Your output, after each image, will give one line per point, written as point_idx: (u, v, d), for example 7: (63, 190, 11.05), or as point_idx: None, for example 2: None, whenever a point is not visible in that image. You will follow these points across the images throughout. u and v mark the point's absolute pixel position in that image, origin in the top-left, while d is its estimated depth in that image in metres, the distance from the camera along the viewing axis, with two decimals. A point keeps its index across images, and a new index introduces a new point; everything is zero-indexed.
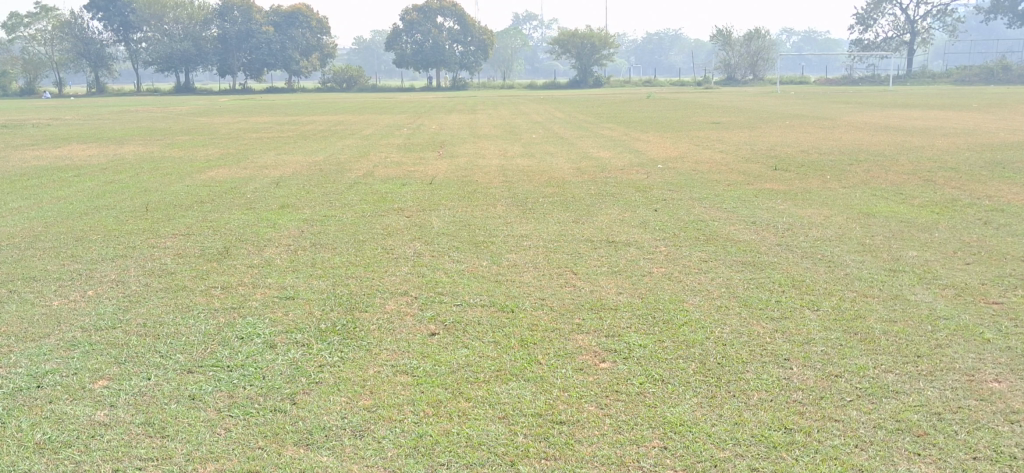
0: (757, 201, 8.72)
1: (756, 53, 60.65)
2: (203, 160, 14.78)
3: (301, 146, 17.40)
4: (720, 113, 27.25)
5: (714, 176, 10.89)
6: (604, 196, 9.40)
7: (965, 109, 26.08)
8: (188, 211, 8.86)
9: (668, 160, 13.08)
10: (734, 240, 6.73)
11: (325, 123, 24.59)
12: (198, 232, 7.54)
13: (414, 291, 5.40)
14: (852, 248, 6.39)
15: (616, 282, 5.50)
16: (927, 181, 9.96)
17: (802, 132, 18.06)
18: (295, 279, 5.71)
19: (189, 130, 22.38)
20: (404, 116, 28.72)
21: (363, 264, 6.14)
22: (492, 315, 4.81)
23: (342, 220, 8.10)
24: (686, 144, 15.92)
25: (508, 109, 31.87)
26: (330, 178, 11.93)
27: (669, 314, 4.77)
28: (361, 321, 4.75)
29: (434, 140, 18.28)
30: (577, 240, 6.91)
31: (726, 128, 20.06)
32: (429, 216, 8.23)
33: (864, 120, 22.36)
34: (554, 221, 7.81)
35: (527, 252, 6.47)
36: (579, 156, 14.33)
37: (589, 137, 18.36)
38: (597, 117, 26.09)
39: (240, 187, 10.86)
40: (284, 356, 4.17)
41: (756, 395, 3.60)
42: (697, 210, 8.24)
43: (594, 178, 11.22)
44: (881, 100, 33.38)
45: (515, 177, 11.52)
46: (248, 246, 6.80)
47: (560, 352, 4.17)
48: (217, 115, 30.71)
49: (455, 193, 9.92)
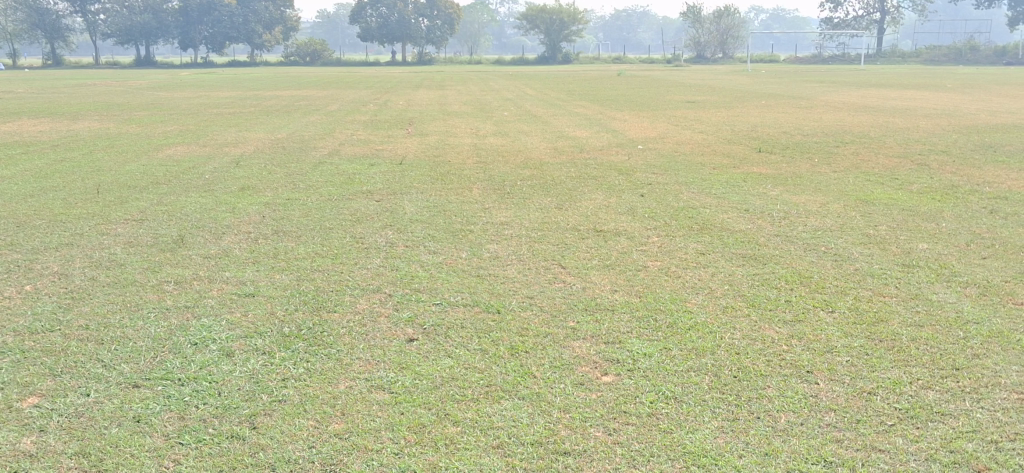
0: (748, 187, 8.30)
1: (725, 30, 60.57)
2: (159, 137, 14.12)
3: (263, 122, 16.76)
4: (692, 91, 26.95)
5: (698, 158, 10.51)
6: (585, 179, 8.96)
7: (941, 90, 25.98)
8: (141, 193, 8.30)
9: (647, 141, 12.65)
10: (730, 230, 6.30)
11: (288, 99, 23.87)
12: (150, 217, 6.99)
13: (388, 287, 4.91)
14: (857, 239, 5.99)
15: (608, 279, 5.04)
16: (920, 166, 9.64)
17: (779, 113, 17.72)
18: (255, 273, 5.20)
19: (147, 105, 21.61)
20: (370, 91, 28.14)
21: (331, 255, 5.64)
22: (476, 316, 4.33)
23: (307, 204, 7.58)
24: (664, 124, 15.51)
25: (477, 86, 31.36)
26: (295, 156, 11.39)
27: (672, 316, 4.32)
28: (330, 323, 4.25)
29: (402, 117, 17.72)
30: (562, 228, 6.45)
31: (701, 107, 19.69)
32: (401, 200, 7.74)
33: (839, 99, 22.11)
34: (535, 207, 7.35)
35: (509, 242, 6.01)
36: (554, 135, 13.88)
37: (563, 115, 17.90)
38: (569, 94, 25.63)
39: (199, 167, 10.27)
40: (243, 367, 3.67)
41: (784, 417, 3.15)
42: (685, 196, 7.81)
43: (573, 159, 10.76)
44: (852, 80, 33.29)
45: (490, 157, 11.06)
46: (205, 234, 6.27)
47: (555, 363, 3.71)
48: (177, 88, 29.99)
49: (427, 175, 9.42)
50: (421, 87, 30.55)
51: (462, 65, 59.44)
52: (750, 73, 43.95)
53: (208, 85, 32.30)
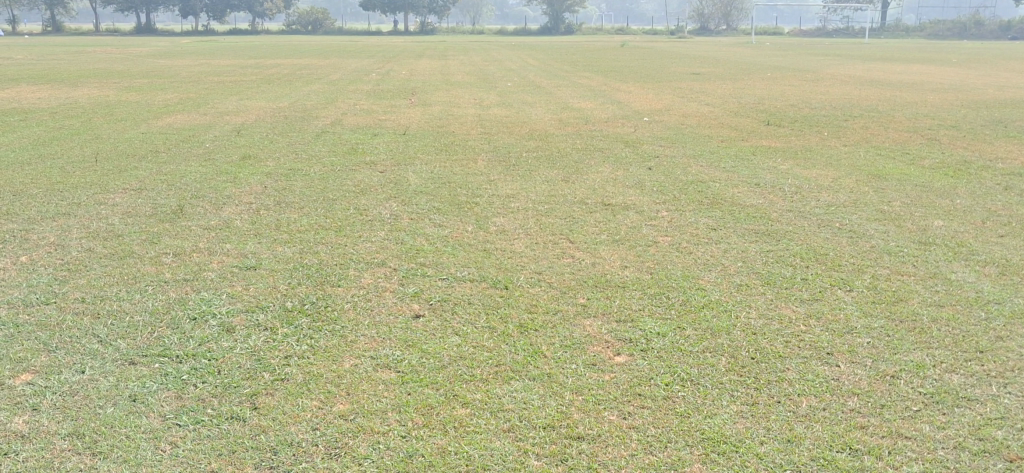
0: (757, 161, 8.16)
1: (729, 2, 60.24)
2: (160, 105, 13.96)
3: (265, 91, 16.61)
4: (697, 63, 26.74)
5: (705, 131, 10.37)
6: (592, 151, 8.82)
7: (947, 64, 25.78)
8: (140, 162, 8.16)
9: (653, 113, 12.49)
10: (741, 206, 6.17)
11: (289, 67, 23.67)
12: (150, 187, 6.85)
13: (393, 261, 4.78)
14: (871, 215, 5.86)
15: (618, 254, 4.92)
16: (930, 141, 9.50)
17: (785, 86, 17.54)
18: (257, 245, 5.07)
19: (147, 72, 21.42)
20: (372, 60, 27.93)
21: (334, 227, 5.51)
22: (483, 292, 4.21)
23: (310, 175, 7.44)
24: (669, 95, 15.34)
25: (480, 56, 31.13)
26: (296, 126, 11.24)
27: (685, 294, 4.20)
28: (333, 298, 4.13)
29: (405, 87, 17.54)
30: (569, 201, 6.32)
31: (706, 79, 19.51)
32: (404, 171, 7.60)
33: (845, 73, 21.91)
34: (541, 179, 7.21)
35: (516, 215, 5.88)
36: (559, 106, 13.72)
37: (567, 86, 17.72)
38: (572, 65, 25.44)
39: (199, 136, 10.13)
40: (243, 344, 3.55)
41: (806, 401, 3.03)
42: (694, 169, 7.67)
43: (579, 131, 10.62)
44: (858, 54, 33.08)
45: (494, 128, 10.91)
46: (205, 204, 6.14)
47: (566, 342, 3.59)
48: (177, 56, 29.85)
49: (431, 145, 9.27)
50: (423, 56, 30.34)
51: (464, 35, 59.10)
52: (753, 47, 43.69)
53: (209, 52, 32.08)
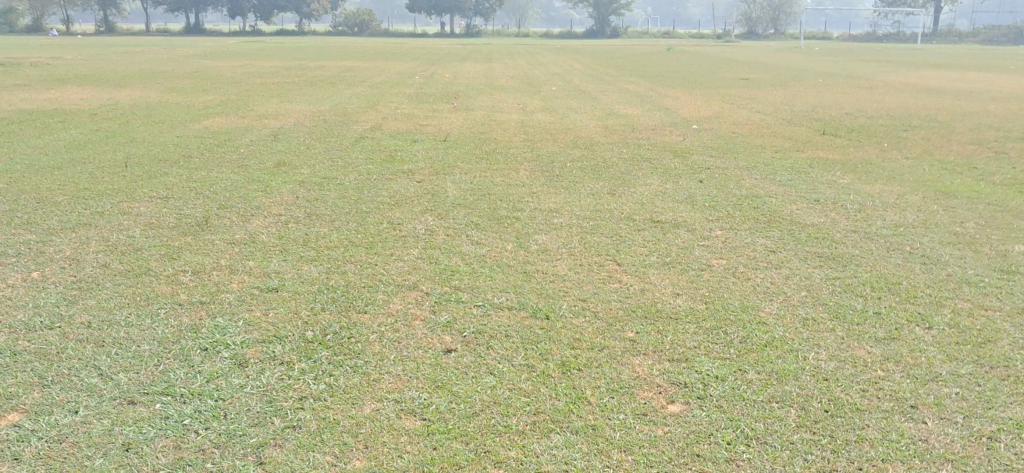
0: (816, 174, 7.72)
1: (778, 6, 59.40)
2: (200, 107, 13.80)
3: (306, 93, 16.40)
4: (745, 68, 26.21)
5: (758, 140, 9.93)
6: (639, 161, 8.43)
7: (1007, 71, 24.93)
8: (171, 167, 7.90)
9: (702, 121, 12.07)
10: (801, 224, 5.74)
11: (333, 69, 23.53)
12: (177, 195, 6.58)
13: (425, 284, 4.43)
14: (944, 238, 5.41)
15: (669, 280, 4.52)
16: (999, 154, 8.98)
17: (839, 93, 17.00)
18: (282, 263, 4.74)
19: (192, 73, 21.40)
20: (415, 62, 27.72)
21: (366, 244, 5.18)
22: (522, 323, 3.85)
23: (344, 184, 7.13)
24: (719, 102, 14.89)
25: (524, 58, 30.84)
26: (334, 130, 10.97)
27: (746, 328, 3.80)
28: (357, 327, 3.78)
29: (448, 91, 17.26)
30: (616, 217, 5.93)
31: (756, 85, 19.02)
32: (443, 181, 7.27)
33: (900, 79, 21.27)
34: (586, 192, 6.83)
35: (559, 233, 5.51)
36: (605, 112, 13.33)
37: (613, 91, 17.34)
38: (618, 69, 24.97)
39: (235, 140, 9.89)
40: (255, 382, 3.22)
41: (890, 469, 2.63)
42: (748, 182, 7.25)
43: (626, 139, 10.23)
44: (913, 59, 32.31)
45: (538, 135, 10.55)
46: (232, 216, 5.83)
47: (613, 386, 3.21)
48: (222, 56, 29.96)
49: (472, 153, 8.94)
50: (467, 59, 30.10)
51: (508, 37, 58.87)
52: (803, 50, 42.87)
53: (255, 54, 32.13)
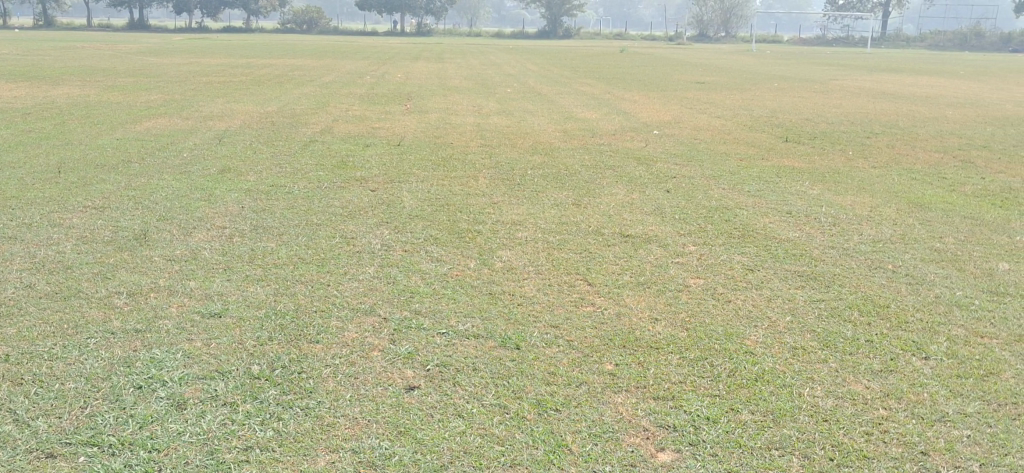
0: (784, 185, 7.51)
1: (729, 9, 59.78)
2: (141, 107, 13.27)
3: (253, 93, 15.92)
4: (699, 71, 26.16)
5: (721, 148, 9.75)
6: (601, 169, 8.18)
7: (957, 77, 25.23)
8: (108, 174, 7.45)
9: (662, 126, 11.87)
10: (777, 239, 5.52)
11: (281, 68, 23.00)
12: (113, 205, 6.17)
13: (383, 308, 4.08)
14: (926, 255, 5.22)
15: (646, 303, 4.23)
16: (965, 163, 8.90)
17: (796, 97, 16.95)
18: (226, 284, 4.36)
19: (135, 70, 20.78)
20: (365, 61, 27.25)
21: (319, 261, 4.82)
22: (491, 354, 3.52)
23: (293, 192, 6.75)
24: (677, 106, 14.73)
25: (477, 59, 30.56)
26: (283, 133, 10.55)
27: (733, 359, 3.51)
28: (309, 360, 3.42)
29: (400, 91, 16.88)
30: (583, 231, 5.65)
31: (712, 89, 18.93)
32: (399, 190, 6.93)
33: (854, 84, 21.34)
34: (550, 203, 6.54)
35: (525, 248, 5.20)
36: (563, 116, 13.08)
37: (569, 93, 17.10)
38: (572, 71, 24.75)
39: (177, 143, 9.44)
40: (194, 428, 2.85)
41: None
42: (716, 193, 7.02)
43: (586, 144, 9.97)
44: (864, 64, 32.63)
45: (495, 140, 10.25)
46: (172, 229, 5.43)
47: (595, 430, 2.91)
48: (166, 53, 29.20)
49: (428, 159, 8.61)
50: (418, 58, 29.65)
51: (459, 37, 58.52)
52: (755, 53, 43.13)
53: (201, 51, 31.42)
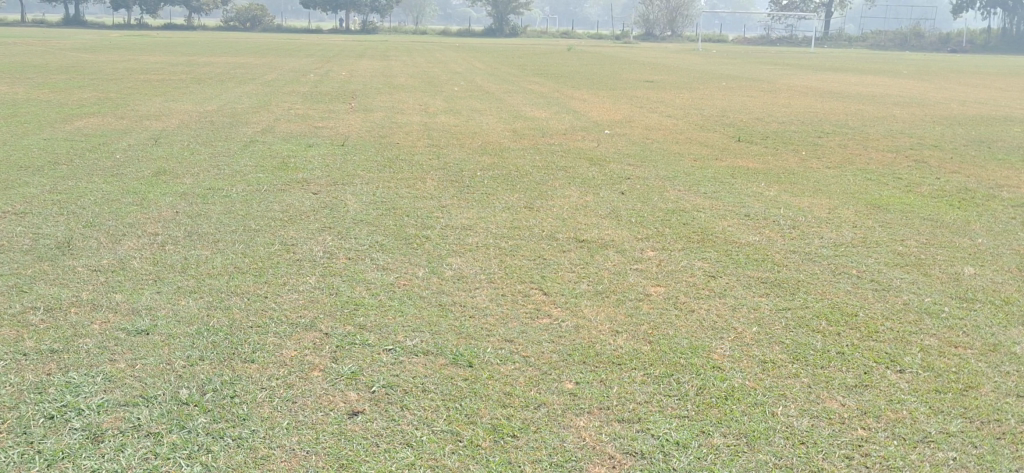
0: (740, 187, 7.36)
1: (675, 8, 60.16)
2: (74, 105, 12.80)
3: (192, 91, 15.48)
4: (647, 70, 26.15)
5: (674, 148, 9.62)
6: (553, 169, 7.98)
7: (900, 77, 25.55)
8: (33, 177, 7.07)
9: (613, 125, 11.73)
10: (736, 244, 5.35)
11: (222, 66, 22.51)
12: (37, 211, 5.81)
13: (324, 322, 3.80)
14: (890, 259, 5.08)
15: (605, 314, 4.00)
16: (917, 162, 8.87)
17: (745, 97, 16.92)
18: (155, 297, 4.05)
19: (69, 67, 20.17)
20: (309, 59, 26.79)
21: (256, 270, 4.52)
22: (441, 374, 3.26)
23: (231, 196, 6.43)
24: (627, 106, 14.60)
25: (423, 57, 30.27)
26: (222, 133, 10.20)
27: (701, 376, 3.29)
28: (243, 381, 3.14)
29: (345, 89, 16.53)
30: (536, 236, 5.42)
31: (660, 88, 18.85)
32: (344, 192, 6.65)
33: (801, 83, 21.45)
34: (500, 206, 6.30)
35: (476, 254, 4.95)
36: (512, 114, 12.87)
37: (517, 92, 16.89)
38: (520, 69, 24.57)
39: (110, 144, 9.04)
40: (111, 465, 2.56)
41: None
42: (671, 195, 6.86)
43: (536, 144, 9.77)
44: (809, 64, 32.95)
45: (443, 139, 10.01)
46: (100, 237, 5.10)
47: (557, 459, 2.67)
48: (102, 50, 28.44)
49: (374, 160, 8.34)
50: (363, 56, 29.27)
51: (405, 35, 58.09)
52: (701, 53, 43.41)
53: (140, 48, 30.71)
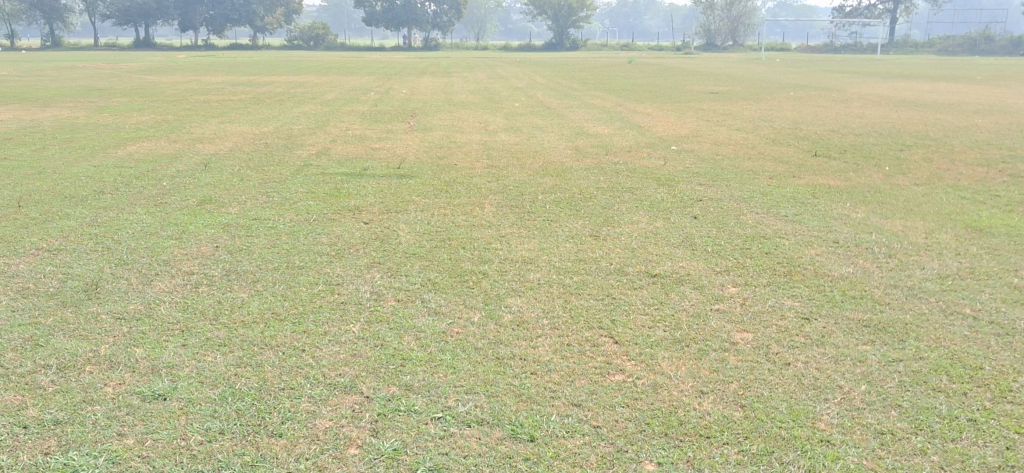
0: (823, 209, 6.76)
1: (737, 17, 59.16)
2: (130, 129, 12.64)
3: (250, 112, 15.32)
4: (712, 81, 25.49)
5: (746, 164, 9.05)
6: (619, 191, 7.49)
7: (978, 82, 24.47)
8: (76, 208, 6.78)
9: (680, 140, 11.18)
10: (829, 277, 4.78)
11: (282, 85, 22.45)
12: (71, 247, 5.48)
13: (367, 382, 3.33)
14: (1009, 294, 4.46)
15: (687, 367, 3.47)
16: (1014, 176, 8.18)
17: (815, 107, 16.20)
18: (180, 352, 3.63)
19: (132, 90, 20.27)
20: (370, 76, 26.65)
21: (296, 316, 4.09)
22: (499, 453, 2.77)
23: (276, 227, 6.04)
24: (693, 119, 14.03)
25: (484, 72, 29.99)
26: (275, 156, 9.90)
27: (807, 455, 2.76)
28: (268, 465, 2.70)
29: (404, 108, 16.19)
30: (604, 270, 4.90)
31: (727, 99, 18.22)
32: (396, 221, 6.22)
33: (872, 92, 20.63)
34: (564, 235, 5.80)
35: (538, 293, 4.46)
36: (574, 131, 12.40)
37: (579, 107, 16.41)
38: (581, 82, 24.08)
39: (159, 170, 8.77)
40: None
41: None
42: (750, 219, 6.31)
43: (600, 163, 9.26)
44: (877, 70, 31.90)
45: (503, 159, 9.57)
46: (132, 278, 4.73)
47: None
48: (169, 71, 28.80)
49: (429, 183, 7.93)
50: (424, 73, 29.06)
51: (465, 50, 58.06)
52: (765, 61, 42.47)
53: (203, 68, 30.95)
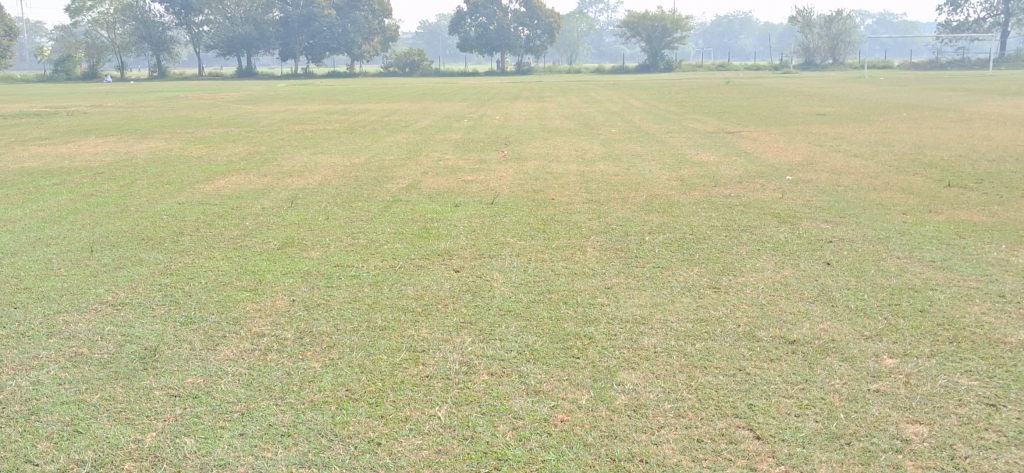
0: (975, 251, 5.92)
1: (837, 35, 57.37)
2: (221, 161, 12.41)
3: (342, 141, 15.03)
4: (817, 101, 24.44)
5: (872, 197, 8.22)
6: (735, 230, 6.76)
7: None
8: (151, 253, 6.37)
9: (794, 168, 10.37)
10: (1007, 345, 3.97)
11: (376, 113, 22.26)
12: (137, 300, 5.03)
13: None
14: None
15: None
16: None
17: (936, 130, 15.09)
18: (236, 445, 3.06)
19: (228, 120, 20.32)
20: (464, 103, 26.36)
21: (373, 395, 3.49)
22: None
23: (358, 276, 5.51)
24: (804, 144, 13.14)
25: (579, 96, 29.36)
26: (364, 190, 9.45)
27: None
28: None
29: (498, 135, 15.70)
30: (732, 334, 4.19)
31: (837, 122, 17.22)
32: (489, 269, 5.63)
33: (992, 110, 19.36)
34: (679, 286, 5.11)
35: (654, 365, 3.78)
36: (677, 159, 11.68)
37: (680, 132, 15.65)
38: (679, 105, 23.27)
39: (244, 207, 8.38)
40: None
41: None
42: (892, 265, 5.51)
43: (710, 196, 8.53)
44: (990, 87, 30.29)
45: (604, 192, 8.93)
46: (195, 342, 4.21)
47: None
48: (268, 99, 29.10)
49: (526, 221, 7.34)
50: (518, 99, 28.62)
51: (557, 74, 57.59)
52: (866, 80, 40.90)
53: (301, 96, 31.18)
